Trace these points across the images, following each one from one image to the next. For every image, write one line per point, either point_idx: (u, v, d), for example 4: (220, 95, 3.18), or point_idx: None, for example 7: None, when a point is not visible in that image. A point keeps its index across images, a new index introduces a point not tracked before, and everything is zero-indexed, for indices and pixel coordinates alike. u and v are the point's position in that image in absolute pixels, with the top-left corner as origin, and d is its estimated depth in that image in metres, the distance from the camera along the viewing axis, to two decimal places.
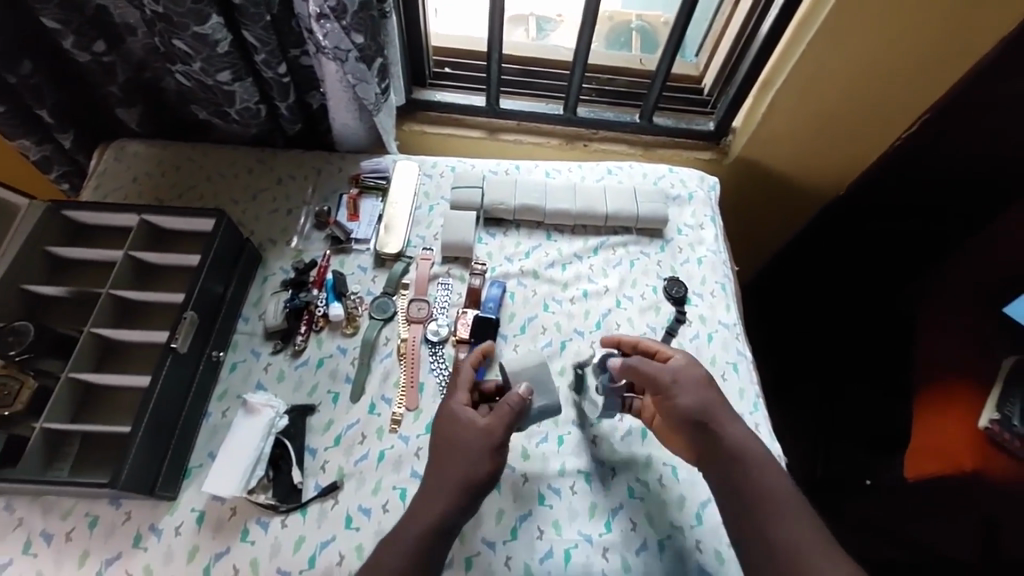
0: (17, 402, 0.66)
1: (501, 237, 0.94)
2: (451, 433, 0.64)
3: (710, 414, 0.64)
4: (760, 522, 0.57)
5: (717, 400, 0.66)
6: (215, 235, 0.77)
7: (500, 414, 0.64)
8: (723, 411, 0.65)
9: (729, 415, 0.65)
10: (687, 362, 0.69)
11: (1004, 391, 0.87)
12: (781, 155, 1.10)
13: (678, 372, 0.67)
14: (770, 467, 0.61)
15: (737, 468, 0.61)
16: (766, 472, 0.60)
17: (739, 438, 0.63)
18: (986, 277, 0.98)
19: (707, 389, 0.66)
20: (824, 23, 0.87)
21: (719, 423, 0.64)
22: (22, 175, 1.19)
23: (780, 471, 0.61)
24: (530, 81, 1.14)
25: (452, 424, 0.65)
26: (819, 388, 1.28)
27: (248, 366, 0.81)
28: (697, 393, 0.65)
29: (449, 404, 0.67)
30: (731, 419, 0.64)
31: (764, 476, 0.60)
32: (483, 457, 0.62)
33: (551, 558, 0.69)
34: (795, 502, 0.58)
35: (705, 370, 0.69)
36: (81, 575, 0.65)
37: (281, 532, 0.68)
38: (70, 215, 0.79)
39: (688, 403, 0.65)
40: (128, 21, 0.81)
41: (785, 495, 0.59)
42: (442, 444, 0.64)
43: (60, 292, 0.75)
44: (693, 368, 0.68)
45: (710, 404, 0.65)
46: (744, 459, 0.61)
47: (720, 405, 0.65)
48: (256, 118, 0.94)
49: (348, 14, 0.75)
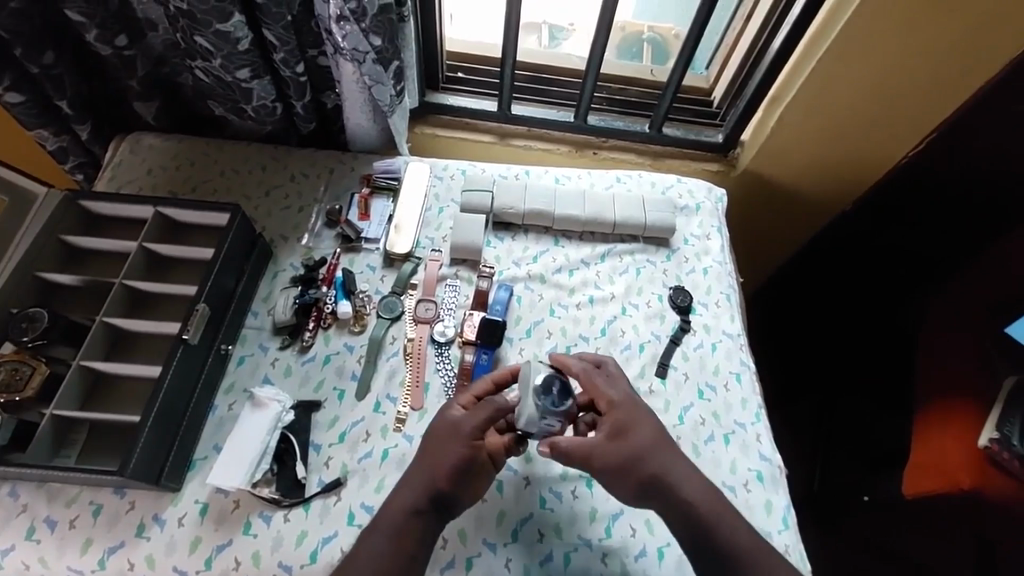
0: (28, 388, 0.66)
1: (509, 240, 0.95)
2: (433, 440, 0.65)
3: (662, 478, 0.63)
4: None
5: (667, 459, 0.64)
6: (230, 229, 0.78)
7: (482, 410, 0.65)
8: (676, 471, 0.64)
9: (683, 471, 0.64)
10: (628, 424, 0.65)
11: (1004, 410, 0.88)
12: (789, 169, 1.11)
13: (623, 448, 0.63)
14: (728, 517, 0.63)
15: (700, 529, 0.62)
16: (727, 524, 0.62)
17: (696, 494, 0.63)
18: (987, 296, 0.99)
19: (654, 451, 0.64)
20: (832, 45, 0.89)
21: (673, 485, 0.63)
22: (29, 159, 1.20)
23: (746, 525, 0.63)
24: (542, 89, 1.15)
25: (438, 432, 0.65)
26: (820, 401, 1.29)
27: (256, 360, 0.81)
28: (646, 465, 0.63)
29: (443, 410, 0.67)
30: (683, 476, 0.64)
31: (726, 530, 0.62)
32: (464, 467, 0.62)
33: (551, 561, 0.70)
34: (758, 551, 0.61)
35: (653, 429, 0.66)
36: (83, 563, 0.66)
37: (283, 526, 0.69)
38: (87, 205, 0.80)
39: (638, 476, 0.63)
40: (150, 17, 0.82)
41: (746, 544, 0.61)
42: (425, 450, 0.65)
43: (74, 281, 0.76)
44: (634, 431, 0.65)
45: (659, 467, 0.63)
46: (704, 522, 0.62)
47: (672, 470, 0.64)
48: (272, 116, 0.95)
49: (368, 17, 0.76)
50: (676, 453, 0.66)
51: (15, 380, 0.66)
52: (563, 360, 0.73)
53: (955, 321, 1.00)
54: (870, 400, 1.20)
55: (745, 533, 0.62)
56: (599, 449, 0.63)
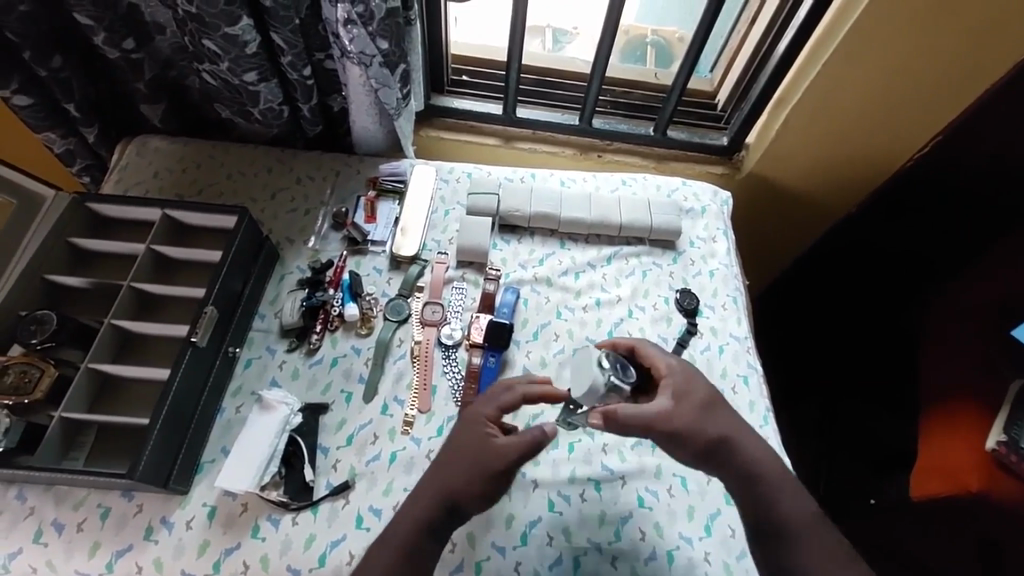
0: (37, 390, 0.66)
1: (515, 243, 0.95)
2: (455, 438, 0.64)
3: (723, 439, 0.63)
4: (779, 550, 0.60)
5: (727, 421, 0.65)
6: (238, 231, 0.78)
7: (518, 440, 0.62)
8: (737, 432, 0.64)
9: (743, 437, 0.64)
10: (688, 389, 0.65)
11: (1011, 413, 0.87)
12: (794, 170, 1.11)
13: (688, 413, 0.63)
14: (784, 484, 0.63)
15: (755, 493, 0.62)
16: (781, 492, 0.62)
17: (757, 459, 0.63)
18: (992, 299, 0.99)
19: (716, 417, 0.64)
20: (837, 48, 0.89)
21: (736, 447, 0.63)
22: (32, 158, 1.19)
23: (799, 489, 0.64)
24: (547, 92, 1.15)
25: (465, 429, 0.65)
26: (824, 403, 1.29)
27: (263, 363, 0.81)
28: (711, 429, 0.63)
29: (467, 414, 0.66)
30: (744, 440, 0.64)
31: (781, 498, 0.62)
32: (476, 473, 0.61)
33: (561, 565, 0.70)
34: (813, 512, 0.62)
35: (712, 393, 0.66)
36: (91, 566, 0.65)
37: (291, 529, 0.69)
38: (95, 208, 0.80)
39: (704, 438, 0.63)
40: (158, 20, 0.82)
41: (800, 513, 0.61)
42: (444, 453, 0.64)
43: (82, 284, 0.76)
44: (694, 397, 0.65)
45: (723, 431, 0.63)
46: (765, 483, 0.62)
47: (734, 432, 0.64)
48: (279, 119, 0.95)
49: (376, 21, 0.77)
50: (734, 418, 0.66)
51: (25, 383, 0.66)
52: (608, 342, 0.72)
53: (961, 324, 1.00)
54: (874, 403, 1.19)
55: (800, 503, 0.62)
56: (668, 414, 0.62)
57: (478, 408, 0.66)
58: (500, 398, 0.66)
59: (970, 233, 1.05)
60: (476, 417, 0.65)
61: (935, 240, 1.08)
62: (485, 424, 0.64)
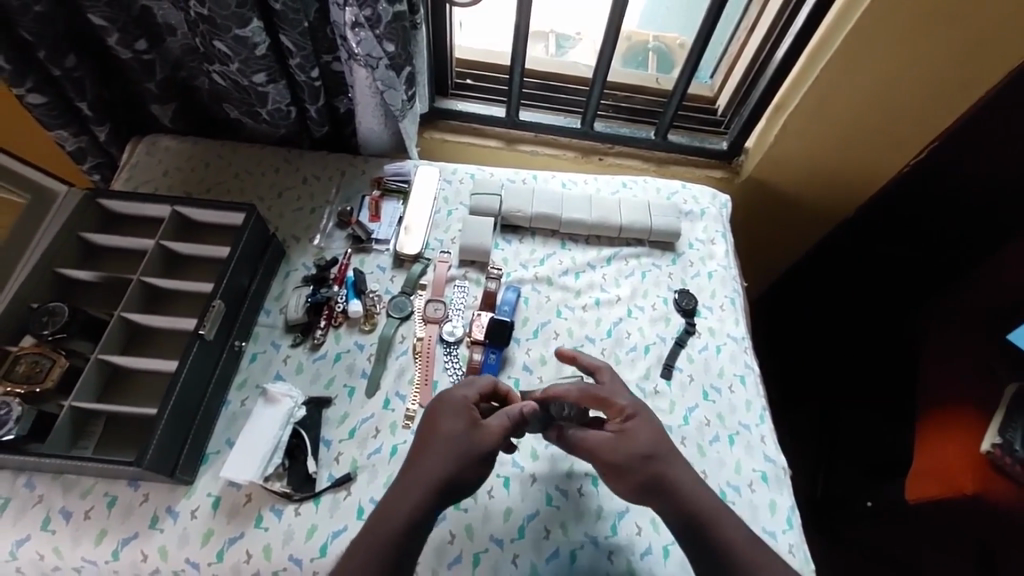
0: (48, 379, 0.68)
1: (517, 243, 0.96)
2: (436, 413, 0.66)
3: (660, 473, 0.64)
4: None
5: (666, 456, 0.65)
6: (245, 228, 0.80)
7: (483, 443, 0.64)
8: (675, 467, 0.65)
9: (684, 469, 0.65)
10: (638, 427, 0.67)
11: (1006, 417, 0.87)
12: (792, 174, 1.12)
13: (630, 451, 0.65)
14: (722, 514, 0.63)
15: (694, 525, 0.62)
16: (722, 520, 0.63)
17: (696, 492, 0.64)
18: (988, 304, 1.00)
19: (659, 452, 0.65)
20: (834, 55, 0.91)
21: (673, 479, 0.64)
22: (40, 150, 1.20)
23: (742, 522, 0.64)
24: (549, 95, 1.17)
25: (445, 408, 0.66)
26: (823, 407, 1.31)
27: (268, 357, 0.83)
28: (649, 465, 0.64)
29: (446, 395, 0.68)
30: (684, 474, 0.65)
31: (721, 526, 0.62)
32: (445, 462, 0.62)
33: (558, 558, 0.71)
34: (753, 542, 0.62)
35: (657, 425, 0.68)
36: (98, 553, 0.67)
37: (294, 520, 0.70)
38: (106, 204, 0.82)
39: (643, 469, 0.64)
40: (170, 22, 0.84)
41: (739, 540, 0.62)
42: (424, 430, 0.66)
43: (92, 277, 0.78)
44: (643, 432, 0.66)
45: (662, 467, 0.64)
46: (704, 514, 0.63)
47: (673, 464, 0.65)
48: (286, 120, 0.97)
49: (382, 24, 0.79)
50: (677, 454, 0.67)
51: (36, 373, 0.68)
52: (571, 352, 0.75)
53: (957, 327, 1.01)
54: (876, 413, 1.18)
55: (738, 529, 0.63)
56: (608, 448, 0.65)
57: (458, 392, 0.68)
58: (480, 387, 0.70)
59: (966, 238, 1.06)
60: (440, 412, 0.66)
61: (931, 245, 1.10)
62: (467, 406, 0.67)
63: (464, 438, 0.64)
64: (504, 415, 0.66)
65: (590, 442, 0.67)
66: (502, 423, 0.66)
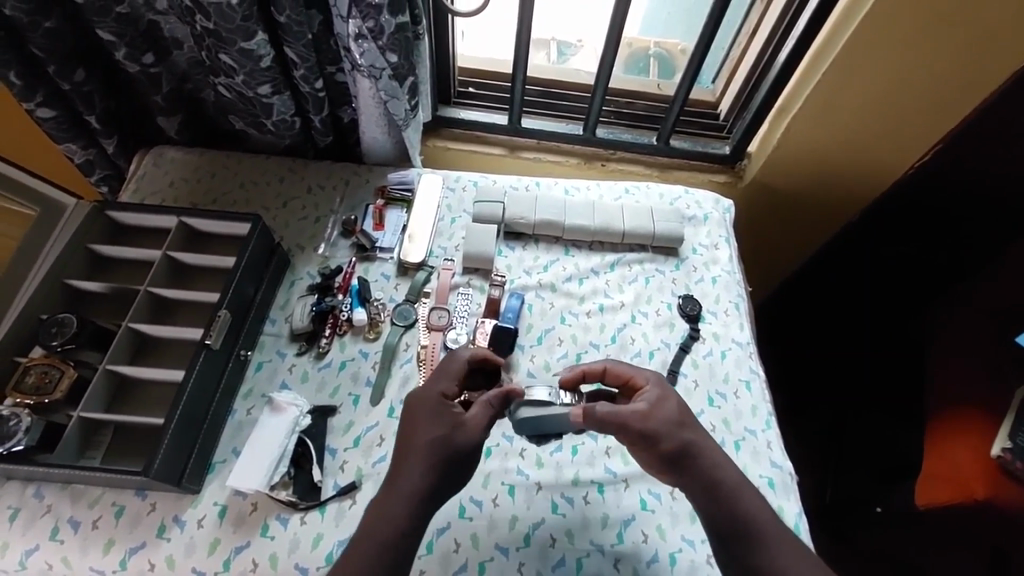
0: (57, 391, 0.69)
1: (520, 250, 0.97)
2: (412, 411, 0.64)
3: (688, 448, 0.62)
4: (747, 551, 0.59)
5: (694, 433, 0.64)
6: (250, 238, 0.81)
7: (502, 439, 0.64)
8: (703, 444, 0.63)
9: (709, 444, 0.64)
10: (664, 397, 0.66)
11: (1014, 422, 0.87)
12: (794, 179, 1.13)
13: (659, 416, 0.63)
14: (743, 489, 0.62)
15: (715, 497, 0.61)
16: (742, 495, 0.61)
17: (720, 466, 0.63)
18: (999, 307, 0.98)
19: (686, 423, 0.64)
20: (835, 60, 0.91)
21: (700, 455, 0.62)
22: (51, 165, 1.23)
23: (763, 499, 0.63)
24: (551, 103, 1.18)
25: (424, 407, 0.64)
26: (832, 411, 1.24)
27: (274, 366, 0.83)
28: (679, 435, 0.63)
29: (417, 394, 0.65)
30: (710, 448, 0.64)
31: (741, 501, 0.61)
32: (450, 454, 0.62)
33: (564, 567, 0.70)
34: (771, 521, 0.61)
35: (680, 399, 0.67)
36: (105, 562, 0.67)
37: (300, 529, 0.70)
38: (114, 215, 0.83)
39: (672, 442, 0.62)
40: (176, 36, 0.85)
41: (759, 515, 0.61)
42: (403, 428, 0.64)
43: (100, 288, 0.79)
44: (668, 405, 0.64)
45: (690, 437, 0.63)
46: (724, 490, 0.61)
47: (700, 440, 0.64)
48: (291, 130, 0.98)
49: (385, 35, 0.79)
50: (702, 429, 0.66)
51: (45, 383, 0.69)
52: (578, 371, 0.74)
53: (967, 331, 0.99)
54: (883, 412, 1.16)
55: (759, 505, 0.61)
56: (636, 413, 0.63)
57: (430, 381, 0.67)
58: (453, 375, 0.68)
59: (974, 241, 1.06)
60: (420, 401, 0.64)
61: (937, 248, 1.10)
62: (444, 400, 0.65)
63: (449, 430, 0.62)
64: (488, 401, 0.66)
65: (619, 414, 0.63)
66: (483, 409, 0.65)
